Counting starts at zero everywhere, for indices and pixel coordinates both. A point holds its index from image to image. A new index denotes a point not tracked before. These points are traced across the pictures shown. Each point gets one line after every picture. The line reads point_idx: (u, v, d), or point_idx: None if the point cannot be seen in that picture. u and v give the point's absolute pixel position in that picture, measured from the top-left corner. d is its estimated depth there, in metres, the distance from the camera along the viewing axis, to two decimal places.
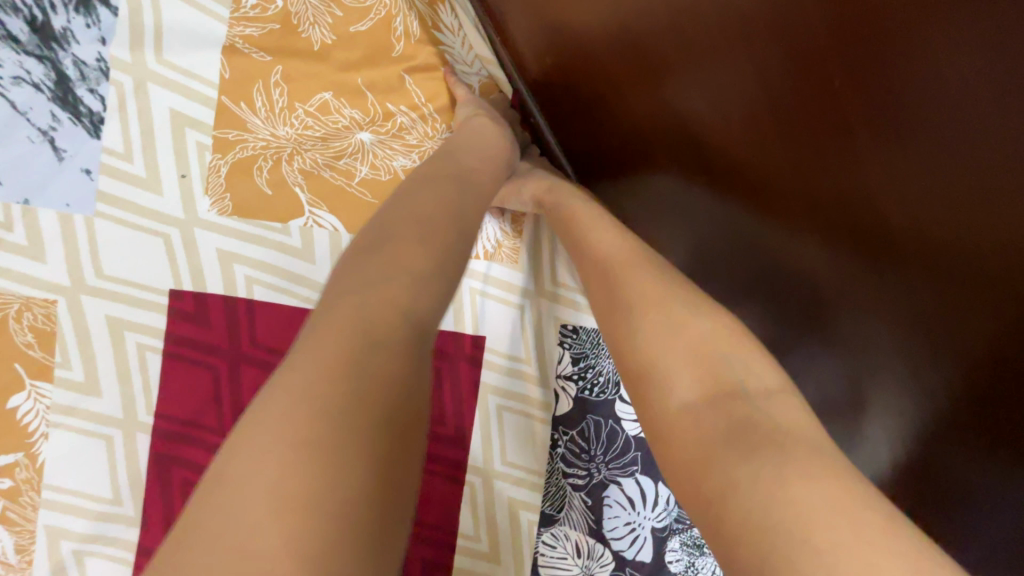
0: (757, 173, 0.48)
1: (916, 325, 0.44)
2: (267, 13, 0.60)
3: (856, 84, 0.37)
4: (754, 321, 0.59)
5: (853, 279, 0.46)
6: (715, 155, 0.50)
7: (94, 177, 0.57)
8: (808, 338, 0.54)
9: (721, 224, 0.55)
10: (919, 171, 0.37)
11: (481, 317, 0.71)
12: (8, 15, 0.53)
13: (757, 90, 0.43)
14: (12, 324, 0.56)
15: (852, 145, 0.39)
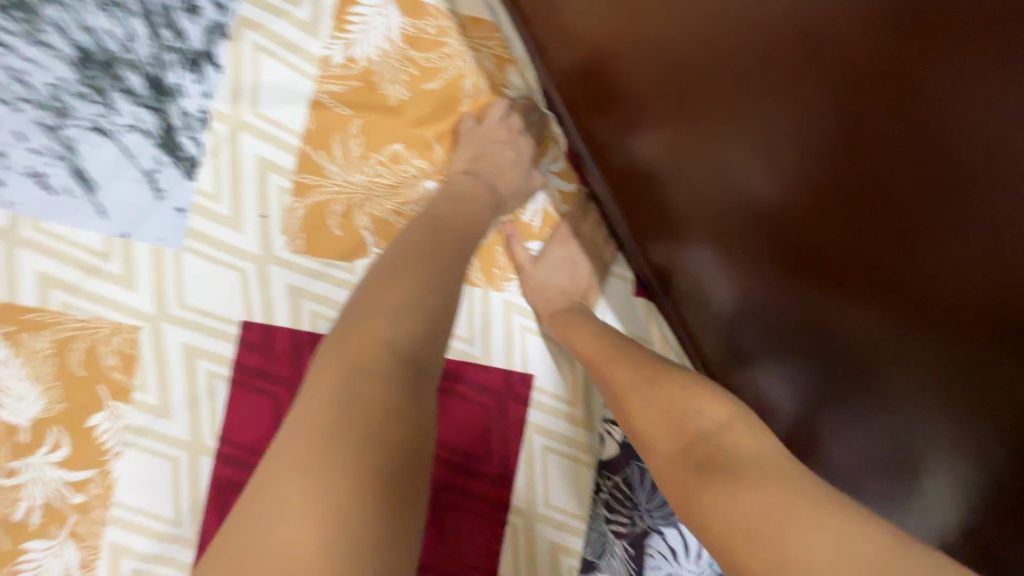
0: (803, 237, 0.49)
1: (963, 387, 0.44)
2: (350, 72, 0.66)
3: (899, 155, 0.38)
4: (800, 370, 0.60)
5: (895, 337, 0.46)
6: (758, 208, 0.52)
7: (186, 215, 0.62)
8: (853, 391, 0.55)
9: (763, 277, 0.57)
10: (958, 244, 0.37)
11: (529, 355, 0.72)
12: (129, 71, 0.59)
13: (807, 161, 0.44)
14: (101, 347, 0.60)
15: (900, 222, 0.40)
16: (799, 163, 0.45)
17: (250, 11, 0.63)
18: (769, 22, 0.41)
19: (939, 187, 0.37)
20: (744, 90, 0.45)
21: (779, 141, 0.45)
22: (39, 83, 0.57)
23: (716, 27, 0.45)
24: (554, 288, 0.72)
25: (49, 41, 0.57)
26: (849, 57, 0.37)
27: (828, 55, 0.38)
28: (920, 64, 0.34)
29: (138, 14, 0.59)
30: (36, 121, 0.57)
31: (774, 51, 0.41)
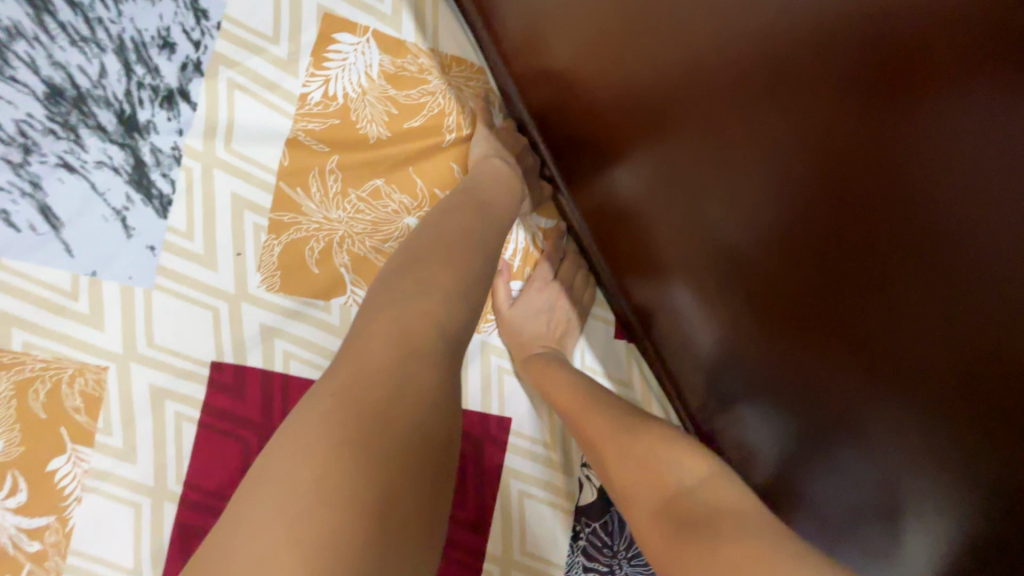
0: (780, 286, 0.49)
1: (934, 445, 0.43)
2: (329, 109, 0.65)
3: (865, 213, 0.38)
4: (778, 421, 0.59)
5: (867, 390, 0.46)
6: (737, 253, 0.52)
7: (157, 253, 0.61)
8: (830, 442, 0.54)
9: (741, 322, 0.56)
10: (926, 303, 0.37)
11: (508, 398, 0.71)
12: (101, 108, 0.58)
13: (790, 224, 0.44)
14: (64, 388, 0.58)
15: (875, 293, 0.40)
16: (783, 225, 0.45)
17: (226, 47, 0.62)
18: (750, 88, 0.41)
19: (911, 264, 0.36)
20: (730, 149, 0.46)
21: (764, 201, 0.45)
22: (6, 119, 0.56)
23: (703, 81, 0.45)
24: (528, 332, 0.71)
25: (18, 76, 0.56)
26: (823, 131, 0.37)
27: (804, 128, 0.39)
28: (885, 131, 0.34)
29: (112, 51, 0.58)
30: (0, 157, 0.56)
31: (755, 117, 0.42)
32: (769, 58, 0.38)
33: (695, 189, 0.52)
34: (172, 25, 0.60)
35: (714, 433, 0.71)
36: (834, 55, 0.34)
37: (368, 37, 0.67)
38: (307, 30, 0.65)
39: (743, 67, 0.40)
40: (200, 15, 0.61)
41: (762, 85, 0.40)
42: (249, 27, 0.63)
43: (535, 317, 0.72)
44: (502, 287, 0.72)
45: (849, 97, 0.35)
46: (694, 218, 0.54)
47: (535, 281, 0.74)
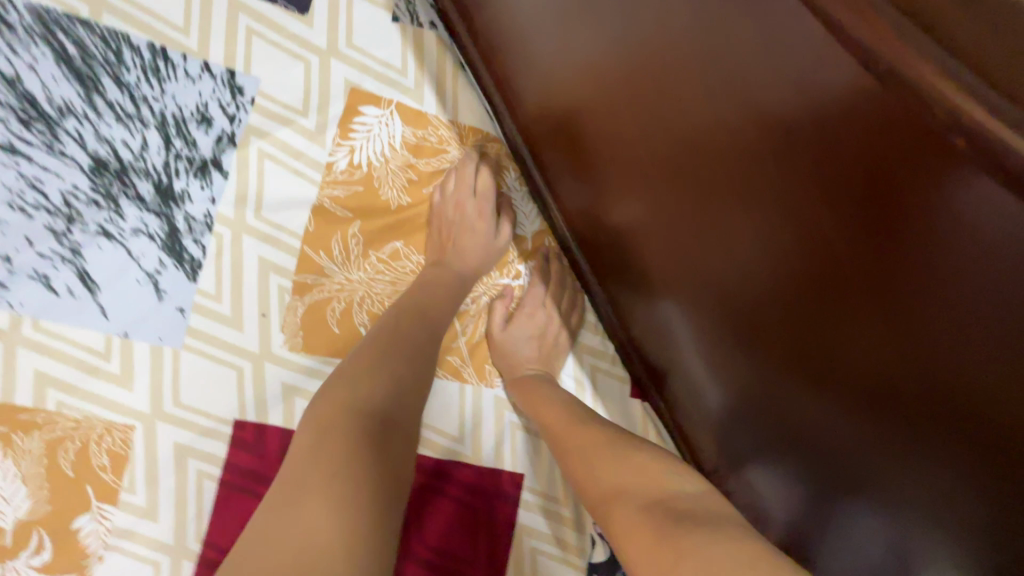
0: (778, 336, 0.49)
1: (939, 493, 0.43)
2: (352, 176, 0.69)
3: (852, 266, 0.38)
4: (790, 482, 0.59)
5: (870, 438, 0.46)
6: (735, 304, 0.53)
7: (186, 314, 0.63)
8: (840, 498, 0.54)
9: (743, 378, 0.57)
10: (920, 352, 0.37)
11: (519, 453, 0.71)
12: (141, 179, 0.62)
13: (808, 331, 0.46)
14: (92, 447, 0.60)
15: (896, 407, 0.41)
16: (801, 330, 0.46)
17: (258, 120, 0.66)
18: (748, 173, 0.43)
19: (934, 389, 0.38)
20: (747, 252, 0.47)
21: (780, 303, 0.47)
22: (52, 190, 0.59)
23: (710, 172, 0.47)
24: (518, 355, 0.72)
25: (66, 150, 0.60)
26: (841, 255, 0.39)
27: (821, 248, 0.40)
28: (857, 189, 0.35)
29: (154, 126, 0.62)
30: (45, 226, 0.59)
31: (771, 228, 0.44)
32: (784, 182, 0.40)
33: (700, 260, 0.54)
34: (210, 101, 0.64)
35: (728, 490, 0.71)
36: (849, 192, 0.36)
37: (392, 109, 0.71)
38: (335, 103, 0.69)
39: (757, 182, 0.43)
40: (236, 92, 0.65)
41: (778, 204, 0.42)
42: (280, 101, 0.67)
43: (525, 341, 0.73)
44: (497, 308, 0.74)
45: (864, 231, 0.36)
46: (699, 280, 0.56)
47: (527, 307, 0.75)
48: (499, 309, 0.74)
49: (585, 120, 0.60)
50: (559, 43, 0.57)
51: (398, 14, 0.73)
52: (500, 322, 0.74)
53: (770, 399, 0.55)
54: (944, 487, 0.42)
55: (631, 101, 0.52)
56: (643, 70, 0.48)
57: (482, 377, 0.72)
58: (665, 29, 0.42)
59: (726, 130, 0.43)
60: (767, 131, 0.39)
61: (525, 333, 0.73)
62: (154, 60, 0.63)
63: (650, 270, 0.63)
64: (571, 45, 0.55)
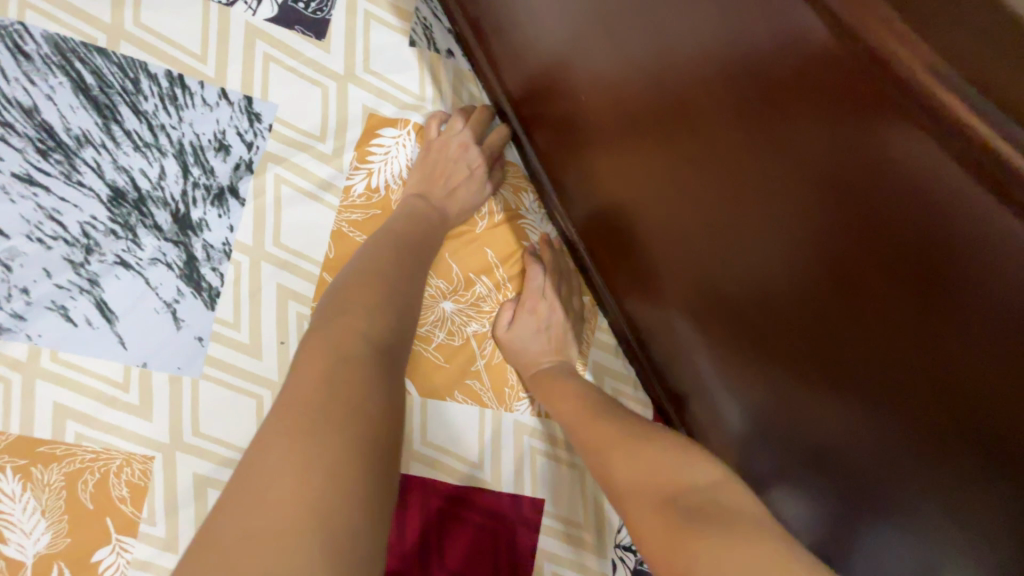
0: (797, 355, 0.48)
1: (968, 518, 0.41)
2: (370, 201, 0.68)
3: (877, 286, 0.37)
4: (815, 507, 0.58)
5: (894, 462, 0.44)
6: (752, 325, 0.52)
7: (205, 343, 0.63)
8: (867, 525, 0.52)
9: (761, 400, 0.56)
10: (946, 374, 0.36)
11: (540, 477, 0.71)
12: (158, 208, 0.62)
13: (835, 367, 0.44)
14: (111, 479, 0.60)
15: (928, 448, 0.40)
16: (827, 366, 0.45)
17: (277, 146, 0.66)
18: (767, 197, 0.42)
19: (971, 432, 0.37)
20: (772, 285, 0.46)
21: (806, 335, 0.46)
22: (71, 221, 0.59)
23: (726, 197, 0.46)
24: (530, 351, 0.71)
25: (84, 180, 0.59)
26: (873, 295, 0.38)
27: (852, 288, 0.39)
28: (881, 207, 0.34)
29: (172, 155, 0.62)
30: (63, 257, 0.59)
31: (796, 265, 0.43)
32: (812, 218, 0.39)
33: (718, 284, 0.53)
34: (227, 128, 0.64)
35: None
36: (881, 233, 0.35)
37: (409, 131, 0.71)
38: (352, 128, 0.68)
39: (784, 218, 0.42)
40: (254, 118, 0.65)
41: (804, 241, 0.41)
42: (298, 127, 0.67)
43: (535, 337, 0.71)
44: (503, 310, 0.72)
45: (897, 272, 0.35)
46: (716, 303, 0.55)
47: (532, 299, 0.72)
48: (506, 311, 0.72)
49: (604, 146, 0.60)
50: (580, 69, 0.56)
51: (415, 39, 0.73)
52: (505, 321, 0.72)
53: (792, 425, 0.54)
54: (972, 525, 0.41)
55: (654, 131, 0.51)
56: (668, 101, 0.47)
57: (503, 402, 0.71)
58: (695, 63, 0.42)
59: (752, 165, 0.42)
60: (797, 164, 0.38)
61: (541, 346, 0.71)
62: (171, 88, 0.63)
63: (669, 294, 0.62)
64: (592, 72, 0.55)
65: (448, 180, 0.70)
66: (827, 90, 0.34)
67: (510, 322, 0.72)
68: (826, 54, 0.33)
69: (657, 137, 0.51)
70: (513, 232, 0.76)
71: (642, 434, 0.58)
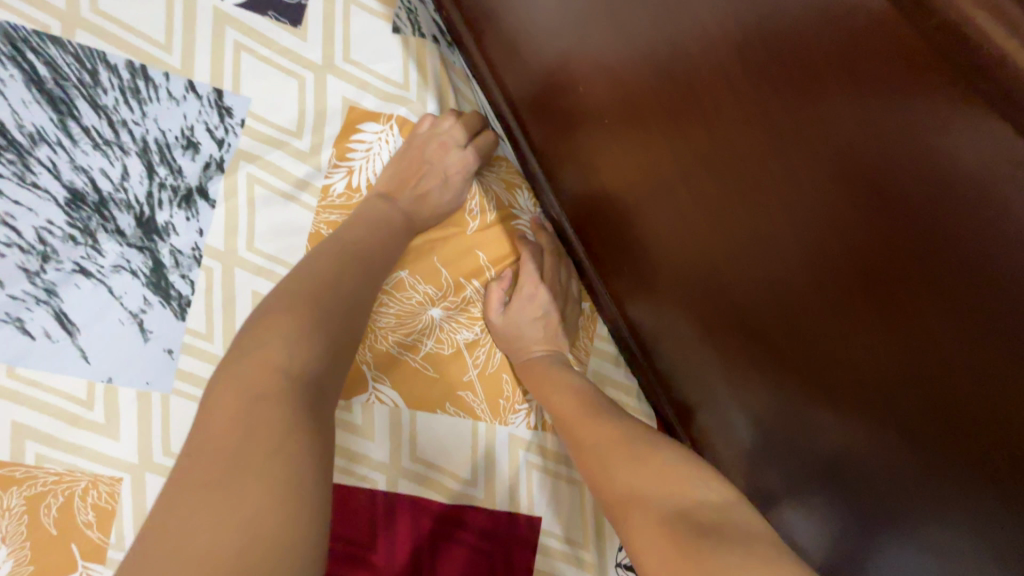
0: (812, 362, 0.43)
1: (1002, 550, 0.37)
2: (352, 201, 0.63)
3: (909, 289, 0.33)
4: (828, 527, 0.54)
5: (919, 484, 0.40)
6: (763, 329, 0.47)
7: (175, 356, 0.58)
8: (884, 550, 0.48)
9: (772, 410, 0.52)
10: (990, 389, 0.31)
11: (536, 494, 0.67)
12: (121, 211, 0.57)
13: (860, 383, 0.40)
14: (76, 502, 0.56)
15: (961, 471, 0.36)
16: (851, 382, 0.41)
17: (249, 143, 0.61)
18: (785, 189, 0.37)
19: (1021, 462, 0.32)
20: (792, 291, 0.42)
21: (823, 339, 0.41)
22: (25, 226, 0.54)
23: (740, 190, 0.41)
24: (525, 337, 0.67)
25: (39, 181, 0.55)
26: (910, 306, 0.33)
27: (886, 296, 0.34)
28: (918, 199, 0.30)
29: (135, 153, 0.57)
30: (18, 265, 0.54)
31: (821, 270, 0.38)
32: (842, 218, 0.34)
33: (725, 284, 0.49)
34: (196, 123, 0.59)
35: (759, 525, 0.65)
36: (924, 236, 0.30)
37: (392, 126, 0.66)
38: (331, 123, 0.64)
39: (809, 217, 0.37)
40: (225, 113, 0.60)
41: (832, 243, 0.36)
42: (273, 122, 0.62)
43: (530, 325, 0.67)
44: (494, 293, 0.68)
45: (935, 274, 0.31)
46: (725, 305, 0.50)
47: (524, 287, 0.68)
48: (496, 296, 0.67)
49: (604, 140, 0.55)
50: (576, 55, 0.51)
51: (399, 26, 0.68)
52: (497, 320, 0.67)
53: (807, 442, 0.49)
54: (1011, 561, 0.37)
55: (659, 124, 0.46)
56: (675, 89, 0.42)
57: (497, 415, 0.66)
58: (707, 44, 0.37)
59: (774, 158, 0.37)
60: (821, 147, 0.33)
61: (534, 352, 0.67)
62: (134, 80, 0.58)
63: (671, 295, 0.58)
64: (590, 58, 0.50)
65: (421, 182, 0.65)
66: (870, 75, 0.29)
67: (503, 327, 0.67)
68: (869, 31, 0.28)
69: (663, 129, 0.46)
70: (505, 231, 0.71)
71: (640, 437, 0.54)
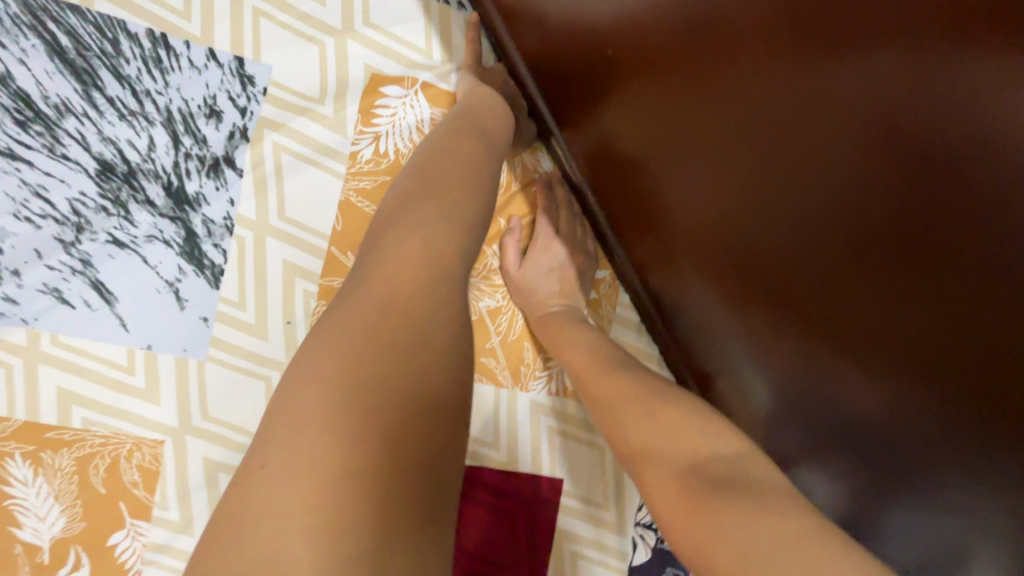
0: (833, 313, 0.44)
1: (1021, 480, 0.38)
2: (379, 166, 0.63)
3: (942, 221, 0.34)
4: (840, 481, 0.55)
5: (938, 424, 0.41)
6: (781, 285, 0.48)
7: (209, 324, 0.60)
8: (896, 498, 0.49)
9: (787, 367, 0.53)
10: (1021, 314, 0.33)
11: (557, 458, 0.68)
12: (150, 181, 0.58)
13: (876, 334, 0.42)
14: (122, 463, 0.58)
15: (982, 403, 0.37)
16: (870, 333, 0.42)
17: (272, 112, 0.61)
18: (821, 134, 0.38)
19: None
20: (813, 249, 0.43)
21: (847, 288, 0.42)
22: (59, 198, 0.55)
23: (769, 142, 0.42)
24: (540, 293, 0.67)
25: (70, 153, 0.55)
26: (936, 244, 0.35)
27: (911, 239, 0.36)
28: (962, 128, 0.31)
29: (161, 123, 0.58)
30: (54, 236, 0.56)
31: (846, 221, 0.39)
32: (870, 167, 0.36)
33: (744, 242, 0.49)
34: (219, 92, 0.59)
35: None
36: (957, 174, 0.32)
37: (416, 90, 0.65)
38: (354, 90, 0.63)
39: (836, 171, 0.38)
40: (247, 81, 0.60)
41: (860, 193, 0.37)
42: (296, 90, 0.61)
43: (546, 281, 0.68)
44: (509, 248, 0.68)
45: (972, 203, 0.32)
46: (744, 263, 0.50)
47: (540, 242, 0.69)
48: (512, 251, 0.68)
49: (628, 109, 0.54)
50: (601, 16, 0.50)
51: None
52: (520, 288, 0.68)
53: (822, 397, 0.50)
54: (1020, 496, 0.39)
55: (685, 87, 0.46)
56: (706, 48, 0.42)
57: (518, 381, 0.68)
58: None
59: (806, 114, 0.38)
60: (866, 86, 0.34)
61: (552, 309, 0.67)
62: (155, 49, 0.57)
63: (688, 258, 0.58)
64: (617, 19, 0.48)
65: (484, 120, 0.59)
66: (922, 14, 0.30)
67: (529, 294, 0.68)
68: None
69: (688, 94, 0.46)
70: (525, 197, 0.72)
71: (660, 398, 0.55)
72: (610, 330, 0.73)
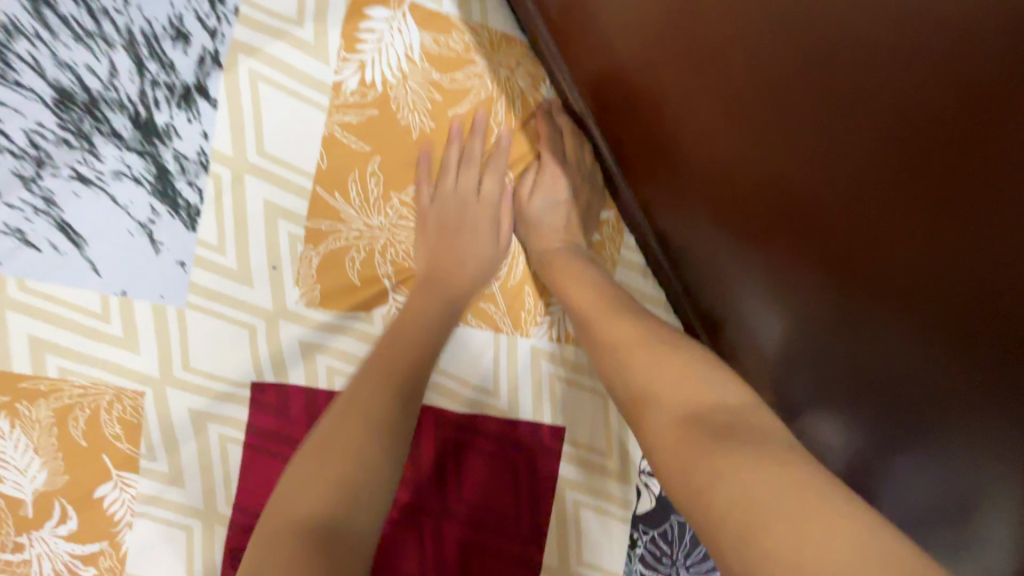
0: (867, 218, 0.39)
1: None
2: (365, 98, 0.59)
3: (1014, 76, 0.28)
4: (858, 420, 0.51)
5: (983, 339, 0.36)
6: (808, 193, 0.42)
7: (188, 269, 0.56)
8: (923, 436, 0.45)
9: (809, 293, 0.47)
10: None
11: (559, 407, 0.66)
12: (114, 112, 0.53)
13: (917, 236, 0.36)
14: (103, 415, 0.56)
15: None
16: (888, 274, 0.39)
17: (247, 36, 0.56)
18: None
19: None
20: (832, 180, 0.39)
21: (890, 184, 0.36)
22: (13, 128, 0.50)
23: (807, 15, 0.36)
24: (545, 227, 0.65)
25: (22, 80, 0.50)
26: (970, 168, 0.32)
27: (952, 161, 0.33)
28: None
29: (122, 47, 0.52)
30: (11, 171, 0.51)
31: (895, 100, 0.33)
32: (906, 58, 0.32)
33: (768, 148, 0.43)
34: (185, 12, 0.54)
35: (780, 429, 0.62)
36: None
37: (404, 12, 0.60)
38: (335, 12, 0.58)
39: (870, 83, 0.34)
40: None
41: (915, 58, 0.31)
42: (272, 11, 0.56)
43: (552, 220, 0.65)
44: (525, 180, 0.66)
45: None
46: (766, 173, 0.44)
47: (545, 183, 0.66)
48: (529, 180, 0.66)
49: (640, 31, 0.49)
50: None
51: None
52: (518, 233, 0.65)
53: (845, 324, 0.45)
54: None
55: None
56: None
57: (519, 326, 0.65)
58: None
59: None
60: None
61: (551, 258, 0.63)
62: None
63: (700, 178, 0.52)
64: None
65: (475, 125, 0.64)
66: None
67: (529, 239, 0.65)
68: None
69: None
70: (526, 133, 0.66)
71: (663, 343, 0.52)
72: (618, 270, 0.70)
